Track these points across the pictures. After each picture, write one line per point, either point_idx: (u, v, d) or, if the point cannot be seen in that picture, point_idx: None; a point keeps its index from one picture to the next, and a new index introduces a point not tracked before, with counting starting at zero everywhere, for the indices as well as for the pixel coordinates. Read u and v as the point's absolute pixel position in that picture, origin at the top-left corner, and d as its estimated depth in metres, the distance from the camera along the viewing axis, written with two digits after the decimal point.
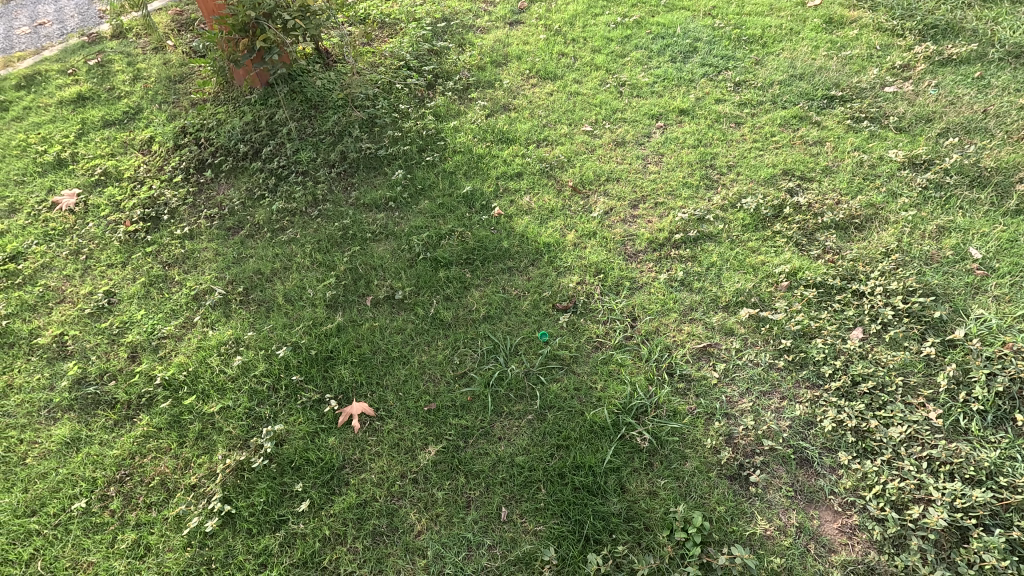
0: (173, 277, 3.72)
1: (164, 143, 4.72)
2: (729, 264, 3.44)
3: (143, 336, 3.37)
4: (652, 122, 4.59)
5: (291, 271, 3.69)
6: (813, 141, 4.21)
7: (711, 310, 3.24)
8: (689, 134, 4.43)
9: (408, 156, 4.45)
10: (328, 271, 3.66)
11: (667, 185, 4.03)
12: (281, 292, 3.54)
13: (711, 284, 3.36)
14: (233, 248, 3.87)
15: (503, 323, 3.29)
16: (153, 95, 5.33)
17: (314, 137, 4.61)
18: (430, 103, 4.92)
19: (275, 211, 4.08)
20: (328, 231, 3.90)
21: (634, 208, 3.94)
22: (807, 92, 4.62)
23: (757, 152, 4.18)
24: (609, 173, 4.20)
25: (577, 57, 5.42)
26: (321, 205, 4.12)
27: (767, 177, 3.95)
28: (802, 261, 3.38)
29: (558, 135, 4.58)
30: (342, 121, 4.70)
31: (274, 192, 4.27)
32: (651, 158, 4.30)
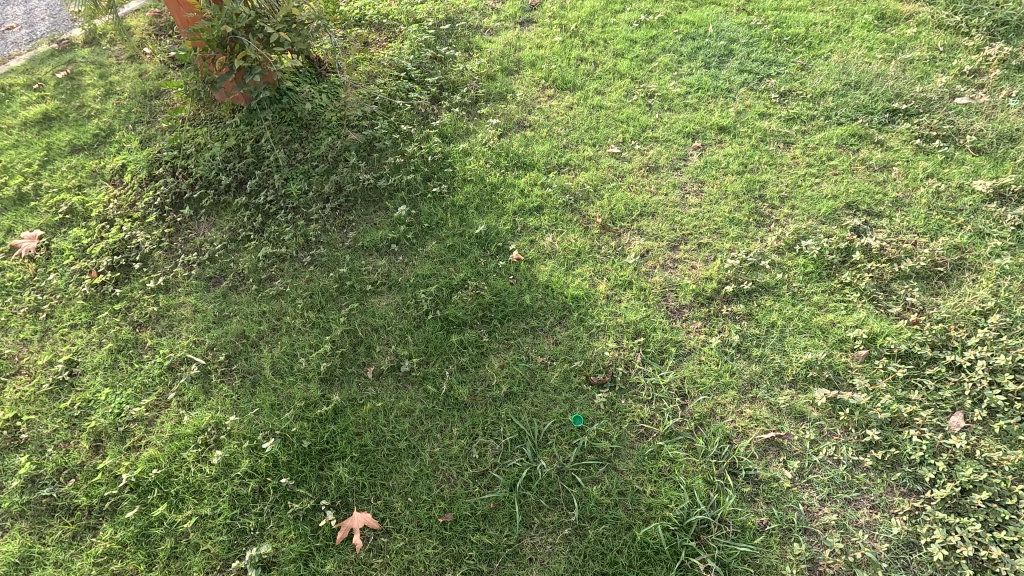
0: (144, 342, 3.23)
1: (137, 172, 4.19)
2: (792, 325, 2.93)
3: (108, 421, 2.89)
4: (688, 142, 4.03)
5: (279, 333, 3.19)
6: (877, 166, 3.65)
7: (775, 386, 2.73)
8: (731, 156, 3.88)
9: (412, 188, 3.92)
10: (323, 333, 3.16)
11: (712, 221, 3.50)
12: (269, 362, 3.06)
13: (772, 350, 2.85)
14: (213, 304, 3.38)
15: (528, 403, 2.80)
16: (126, 114, 4.79)
17: (305, 165, 4.08)
18: (436, 122, 4.37)
19: (261, 257, 3.57)
20: (322, 283, 3.39)
21: (674, 250, 3.41)
22: (864, 105, 4.05)
23: (813, 179, 3.63)
24: (643, 206, 3.67)
25: (597, 63, 4.84)
26: (313, 249, 3.61)
27: (827, 211, 3.41)
28: (880, 323, 2.86)
29: (581, 159, 4.04)
30: (337, 145, 4.17)
31: (260, 232, 3.75)
32: (689, 187, 3.76)
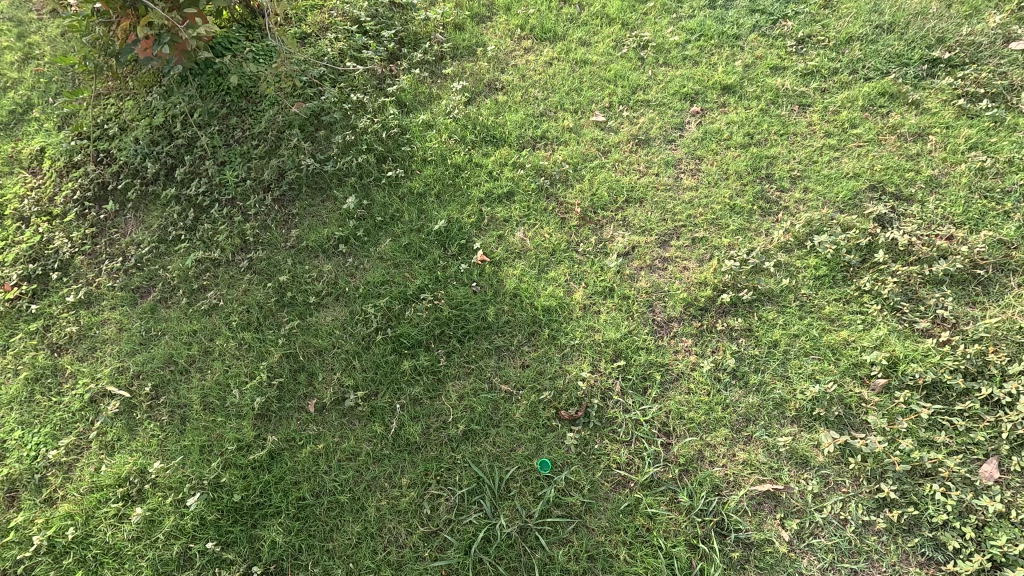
0: (64, 368, 2.88)
1: (55, 158, 3.68)
2: (799, 344, 2.49)
3: (22, 467, 2.59)
4: (686, 106, 3.43)
5: (212, 358, 2.82)
6: (910, 134, 3.06)
7: (775, 422, 2.34)
8: (736, 124, 3.28)
9: (364, 172, 3.40)
10: (260, 357, 2.78)
11: (709, 210, 2.98)
12: (200, 394, 2.71)
13: (774, 376, 2.43)
14: (140, 322, 2.99)
15: (489, 444, 2.45)
16: (44, 85, 4.20)
17: (243, 146, 3.55)
18: (393, 87, 3.77)
19: (193, 263, 3.14)
20: (259, 295, 2.97)
21: (664, 247, 2.93)
22: (899, 54, 3.38)
23: (831, 153, 3.06)
24: (630, 190, 3.14)
25: (583, 6, 4.11)
26: (252, 251, 3.16)
27: (846, 196, 2.88)
28: (904, 343, 2.41)
29: (560, 130, 3.46)
30: (278, 120, 3.61)
31: (193, 231, 3.29)
32: (685, 164, 3.20)
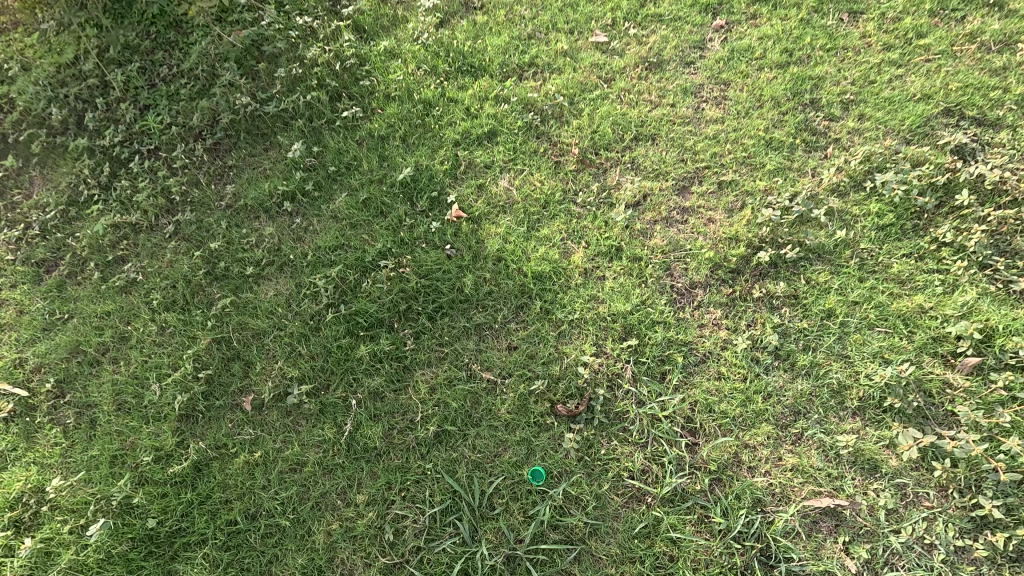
0: None
1: None
2: (859, 314, 1.95)
3: None
4: (707, 20, 2.77)
5: (128, 346, 2.29)
6: (991, 45, 2.43)
7: (833, 415, 1.82)
8: (770, 39, 2.64)
9: (314, 112, 2.78)
10: (185, 344, 2.25)
11: (739, 146, 2.38)
12: (112, 391, 2.19)
13: (829, 356, 1.90)
14: (42, 302, 2.44)
15: (467, 448, 1.95)
16: None
17: (168, 86, 2.93)
18: (348, 8, 3.10)
19: (106, 228, 2.56)
20: (186, 266, 2.42)
21: (682, 194, 2.35)
22: None
23: (893, 70, 2.43)
24: (639, 125, 2.53)
25: None
26: (178, 213, 2.59)
27: (914, 123, 2.28)
28: (998, 310, 1.87)
29: (552, 54, 2.82)
30: (210, 53, 2.96)
31: (108, 190, 2.70)
32: (707, 90, 2.57)
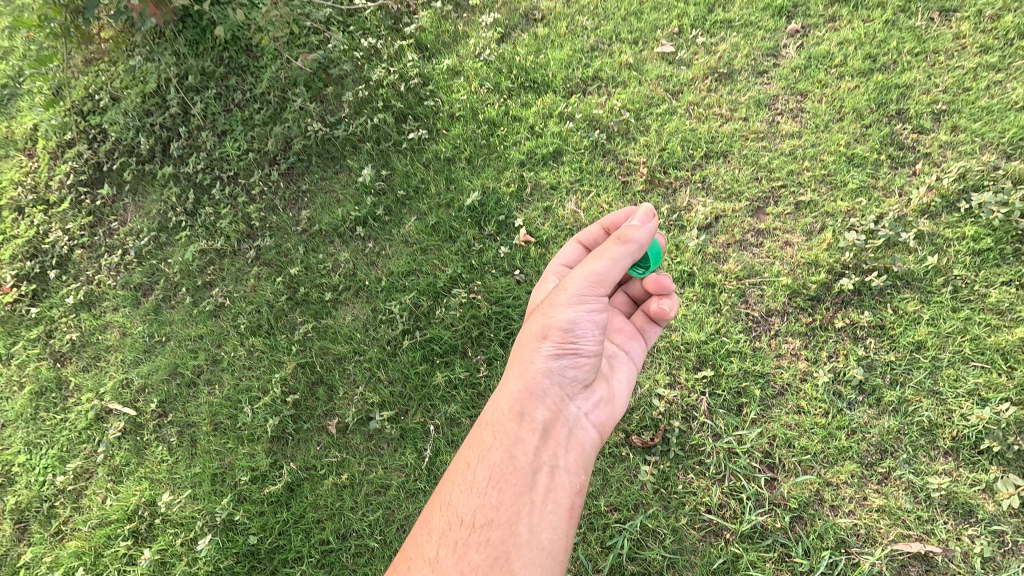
0: (68, 381, 2.60)
1: (51, 140, 3.32)
2: (952, 348, 1.86)
3: (32, 493, 2.37)
4: (781, 25, 2.65)
5: (221, 368, 2.47)
6: None
7: (928, 457, 1.75)
8: (850, 44, 2.49)
9: (381, 135, 2.85)
10: (272, 368, 2.40)
11: (819, 164, 2.28)
12: (209, 412, 2.36)
13: (919, 393, 1.83)
14: (145, 325, 2.66)
15: None
16: (36, 55, 3.79)
17: (245, 111, 3.06)
18: (410, 27, 3.10)
19: (195, 255, 2.74)
20: (269, 292, 2.57)
21: (757, 217, 2.27)
22: None
23: (988, 77, 2.27)
24: (710, 142, 2.46)
25: None
26: (259, 239, 2.73)
27: (1016, 137, 2.13)
28: None
29: (616, 67, 2.75)
30: (282, 79, 3.06)
31: (195, 216, 2.89)
32: (781, 105, 2.46)
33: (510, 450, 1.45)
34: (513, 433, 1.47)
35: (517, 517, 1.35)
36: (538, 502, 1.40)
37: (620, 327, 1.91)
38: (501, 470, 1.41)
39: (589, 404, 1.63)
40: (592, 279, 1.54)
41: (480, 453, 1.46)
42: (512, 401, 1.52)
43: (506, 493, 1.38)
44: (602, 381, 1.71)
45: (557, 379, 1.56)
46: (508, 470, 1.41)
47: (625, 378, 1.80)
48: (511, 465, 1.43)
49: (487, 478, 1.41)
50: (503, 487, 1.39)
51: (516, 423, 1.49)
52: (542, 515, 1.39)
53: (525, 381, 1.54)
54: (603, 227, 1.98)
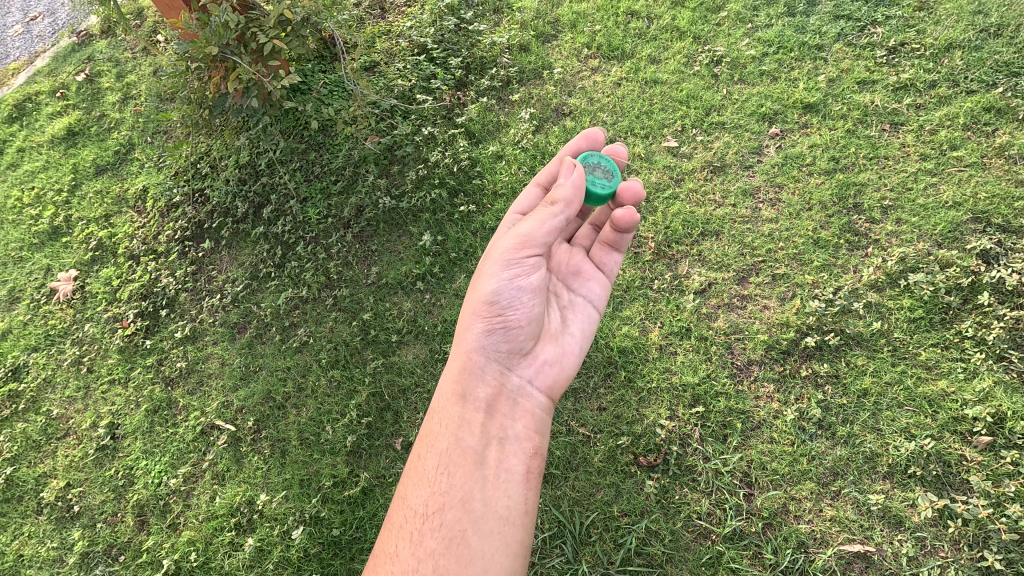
0: (177, 401, 3.18)
1: (158, 199, 3.97)
2: (891, 395, 2.40)
3: (150, 492, 2.92)
4: (765, 128, 3.26)
5: (306, 394, 3.04)
6: (1019, 156, 2.83)
7: (868, 479, 2.28)
8: (819, 147, 3.11)
9: (437, 207, 3.48)
10: (348, 395, 2.97)
11: (792, 244, 2.86)
12: (297, 430, 2.92)
13: (864, 429, 2.36)
14: (241, 356, 3.24)
15: (569, 487, 2.51)
16: (143, 124, 4.51)
17: (323, 182, 3.69)
18: (461, 116, 3.75)
19: (283, 300, 3.34)
20: (345, 333, 3.15)
21: (742, 284, 2.84)
22: (1008, 62, 3.10)
23: (927, 180, 2.87)
24: (705, 223, 3.02)
25: (652, 18, 3.87)
26: (336, 289, 3.34)
27: (945, 229, 2.71)
28: (1011, 398, 2.27)
29: (631, 156, 3.31)
30: (354, 156, 3.70)
31: (282, 267, 3.51)
32: (763, 194, 3.06)
33: (454, 437, 1.97)
34: (456, 420, 2.00)
35: (468, 495, 1.86)
36: (485, 475, 1.92)
37: (580, 271, 2.43)
38: (449, 457, 1.93)
39: (532, 367, 2.18)
40: (520, 240, 2.13)
41: (430, 446, 1.98)
42: (454, 386, 2.06)
43: (455, 475, 1.89)
44: (547, 350, 2.22)
45: (494, 353, 2.11)
46: (455, 458, 1.92)
47: (577, 329, 2.31)
48: (458, 449, 1.95)
49: (437, 466, 1.92)
50: (450, 469, 1.90)
51: (459, 407, 2.02)
52: (492, 484, 1.91)
53: (466, 364, 2.09)
54: (537, 185, 2.52)
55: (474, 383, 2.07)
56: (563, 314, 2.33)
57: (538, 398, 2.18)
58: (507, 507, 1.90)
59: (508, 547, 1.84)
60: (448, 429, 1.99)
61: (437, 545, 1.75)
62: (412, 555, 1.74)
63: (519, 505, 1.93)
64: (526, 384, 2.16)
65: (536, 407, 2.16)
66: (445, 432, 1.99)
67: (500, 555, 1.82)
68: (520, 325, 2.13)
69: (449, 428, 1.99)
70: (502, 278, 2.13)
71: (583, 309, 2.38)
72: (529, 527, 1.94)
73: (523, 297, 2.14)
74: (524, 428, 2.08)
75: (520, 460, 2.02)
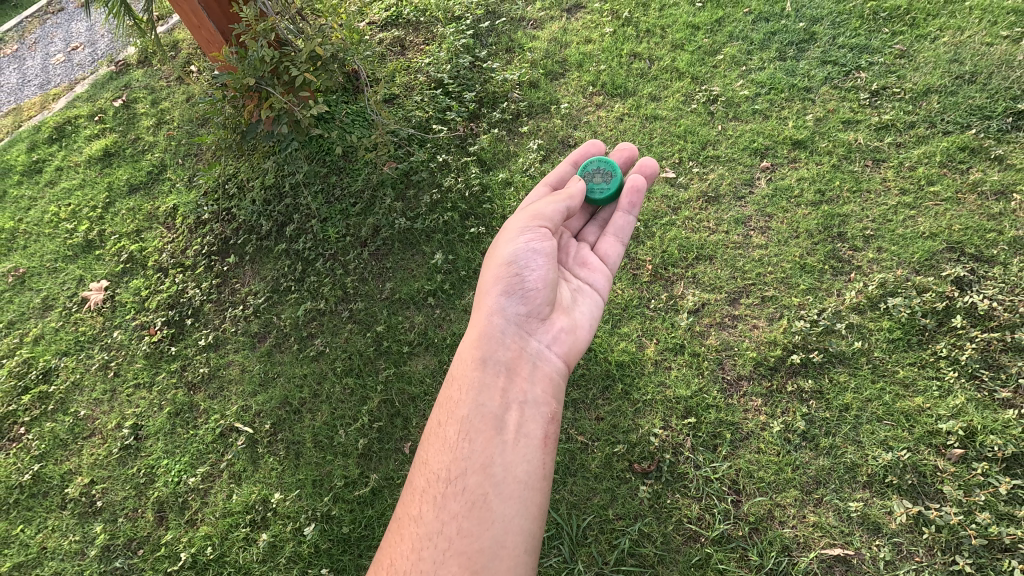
0: (198, 405, 3.36)
1: (187, 216, 4.23)
2: (871, 409, 2.57)
3: (170, 490, 3.07)
4: (756, 162, 3.50)
5: (321, 400, 3.22)
6: (991, 192, 3.06)
7: (848, 488, 2.43)
8: (807, 181, 3.34)
9: (448, 228, 3.71)
10: (361, 402, 3.16)
11: (780, 269, 3.06)
12: (311, 433, 3.10)
13: (845, 441, 2.52)
14: (260, 364, 3.44)
15: (567, 491, 2.65)
16: (175, 147, 4.81)
17: (342, 204, 3.94)
18: (474, 145, 4.02)
19: (302, 312, 3.55)
20: (359, 343, 3.35)
21: (733, 305, 3.03)
22: (981, 107, 3.35)
23: (906, 213, 3.08)
24: (700, 248, 3.23)
25: (653, 59, 4.16)
26: (352, 302, 3.55)
27: (923, 257, 2.91)
28: (982, 413, 2.44)
29: None
30: (373, 180, 3.96)
31: (301, 282, 3.72)
32: (754, 223, 3.27)
33: (474, 404, 2.14)
34: (476, 387, 2.19)
35: (488, 460, 2.01)
36: (503, 440, 2.07)
37: (587, 262, 2.72)
38: (468, 425, 2.10)
39: (547, 334, 2.40)
40: (533, 217, 2.52)
41: (451, 413, 2.16)
42: (475, 356, 2.27)
43: (474, 440, 2.05)
44: (562, 324, 2.46)
45: (510, 320, 2.35)
46: (474, 426, 2.09)
47: (587, 308, 2.57)
48: (478, 417, 2.11)
49: (457, 432, 2.09)
50: (469, 436, 2.07)
51: (479, 375, 2.22)
52: (510, 449, 2.06)
53: (485, 334, 2.31)
54: (547, 187, 2.90)
55: (492, 349, 2.29)
56: (575, 293, 2.59)
57: (554, 364, 2.37)
58: (526, 471, 2.04)
59: (527, 509, 1.97)
60: (468, 398, 2.17)
61: (460, 508, 1.90)
62: (436, 517, 1.90)
63: (537, 468, 2.07)
64: (542, 351, 2.36)
65: (552, 373, 2.35)
66: (465, 400, 2.17)
67: (520, 517, 1.95)
68: (534, 293, 2.39)
69: (468, 398, 2.17)
70: (520, 247, 2.45)
71: (592, 291, 2.63)
72: (546, 490, 2.07)
73: (541, 265, 2.42)
74: (541, 393, 2.25)
75: (538, 425, 2.16)
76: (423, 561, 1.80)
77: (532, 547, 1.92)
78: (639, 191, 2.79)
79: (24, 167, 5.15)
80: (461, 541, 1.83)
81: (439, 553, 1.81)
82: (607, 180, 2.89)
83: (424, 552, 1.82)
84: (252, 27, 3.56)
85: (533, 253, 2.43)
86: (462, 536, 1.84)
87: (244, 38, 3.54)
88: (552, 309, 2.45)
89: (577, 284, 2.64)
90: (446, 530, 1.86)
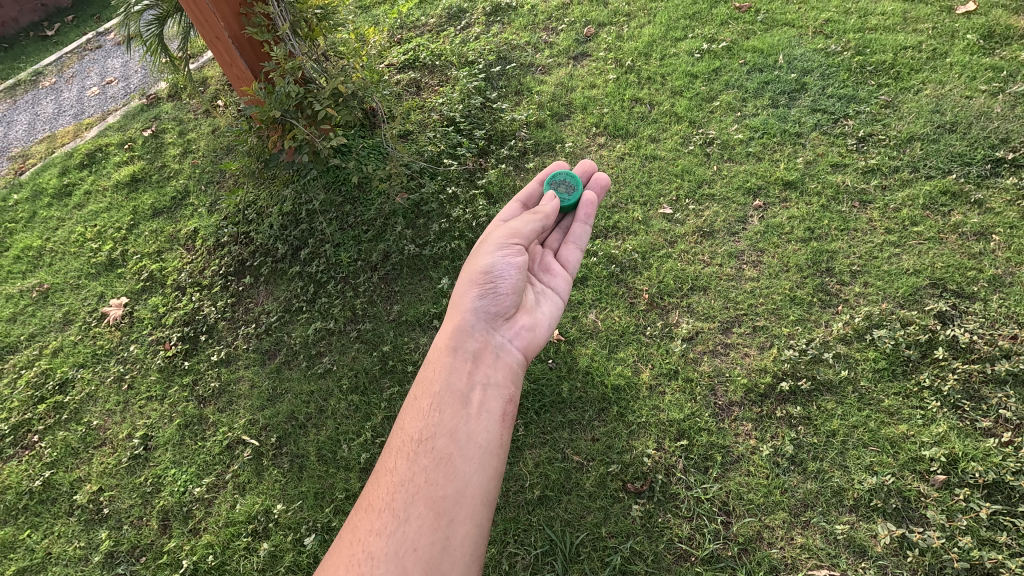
0: (207, 417, 3.48)
1: (207, 238, 4.44)
2: (857, 435, 2.66)
3: (175, 499, 3.15)
4: (749, 201, 3.68)
5: (326, 416, 3.33)
6: (972, 233, 3.22)
7: (834, 511, 2.50)
8: (797, 220, 3.51)
9: (455, 256, 3.90)
10: (364, 419, 3.26)
11: (771, 300, 3.20)
12: (315, 447, 3.20)
13: (832, 465, 2.61)
14: (269, 379, 3.56)
15: (561, 509, 2.72)
16: (199, 175, 5.07)
17: (355, 230, 4.14)
18: (482, 179, 4.25)
19: (312, 332, 3.70)
20: (366, 362, 3.48)
21: (726, 334, 3.15)
22: (961, 154, 3.55)
23: (891, 251, 3.24)
24: (695, 279, 3.38)
25: (653, 104, 4.43)
26: (360, 323, 3.70)
27: (907, 292, 3.05)
28: (963, 441, 2.53)
29: (630, 221, 3.71)
30: (385, 209, 4.17)
31: (312, 302, 3.88)
32: (747, 257, 3.43)
33: (446, 381, 2.30)
34: (448, 367, 2.35)
35: (455, 426, 2.16)
36: (469, 412, 2.23)
37: (550, 269, 2.91)
38: (439, 398, 2.25)
39: (512, 329, 2.57)
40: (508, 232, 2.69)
41: (425, 388, 2.31)
42: (449, 341, 2.43)
43: (444, 410, 2.20)
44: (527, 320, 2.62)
45: (482, 315, 2.51)
46: (445, 398, 2.24)
47: (549, 309, 2.76)
48: (448, 392, 2.27)
49: (429, 403, 2.24)
50: (439, 407, 2.22)
51: (451, 358, 2.37)
52: (475, 420, 2.21)
53: (459, 323, 2.47)
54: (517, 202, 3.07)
55: (464, 338, 2.45)
56: (539, 296, 2.78)
57: (516, 356, 2.53)
58: (488, 439, 2.19)
59: (486, 470, 2.11)
60: (440, 376, 2.32)
61: (428, 462, 2.04)
62: (407, 469, 2.04)
63: (498, 438, 2.22)
64: (506, 342, 2.53)
65: (515, 363, 2.51)
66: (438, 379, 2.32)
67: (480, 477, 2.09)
68: (503, 295, 2.55)
69: (441, 376, 2.32)
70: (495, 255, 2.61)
71: (555, 294, 2.83)
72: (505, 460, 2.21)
73: (511, 272, 2.58)
74: (504, 377, 2.41)
75: (500, 404, 2.31)
76: (395, 501, 1.95)
77: (489, 505, 2.06)
78: (593, 205, 3.10)
79: (54, 190, 5.42)
80: (428, 488, 1.97)
81: (409, 496, 1.95)
82: (569, 192, 3.08)
83: (397, 495, 1.97)
84: (280, 65, 3.82)
85: (509, 264, 2.59)
86: (428, 486, 1.98)
87: (273, 75, 3.80)
88: (517, 308, 2.62)
89: (541, 288, 2.82)
90: (415, 480, 2.00)
